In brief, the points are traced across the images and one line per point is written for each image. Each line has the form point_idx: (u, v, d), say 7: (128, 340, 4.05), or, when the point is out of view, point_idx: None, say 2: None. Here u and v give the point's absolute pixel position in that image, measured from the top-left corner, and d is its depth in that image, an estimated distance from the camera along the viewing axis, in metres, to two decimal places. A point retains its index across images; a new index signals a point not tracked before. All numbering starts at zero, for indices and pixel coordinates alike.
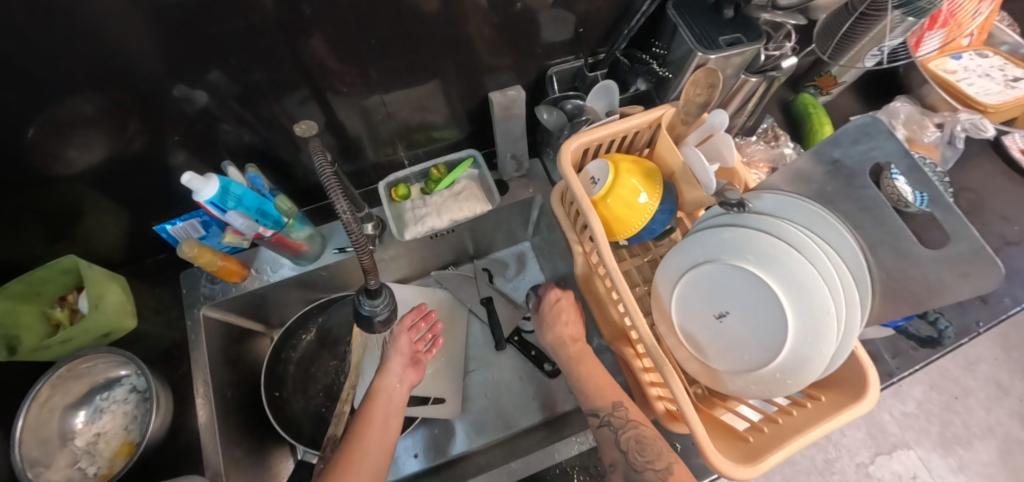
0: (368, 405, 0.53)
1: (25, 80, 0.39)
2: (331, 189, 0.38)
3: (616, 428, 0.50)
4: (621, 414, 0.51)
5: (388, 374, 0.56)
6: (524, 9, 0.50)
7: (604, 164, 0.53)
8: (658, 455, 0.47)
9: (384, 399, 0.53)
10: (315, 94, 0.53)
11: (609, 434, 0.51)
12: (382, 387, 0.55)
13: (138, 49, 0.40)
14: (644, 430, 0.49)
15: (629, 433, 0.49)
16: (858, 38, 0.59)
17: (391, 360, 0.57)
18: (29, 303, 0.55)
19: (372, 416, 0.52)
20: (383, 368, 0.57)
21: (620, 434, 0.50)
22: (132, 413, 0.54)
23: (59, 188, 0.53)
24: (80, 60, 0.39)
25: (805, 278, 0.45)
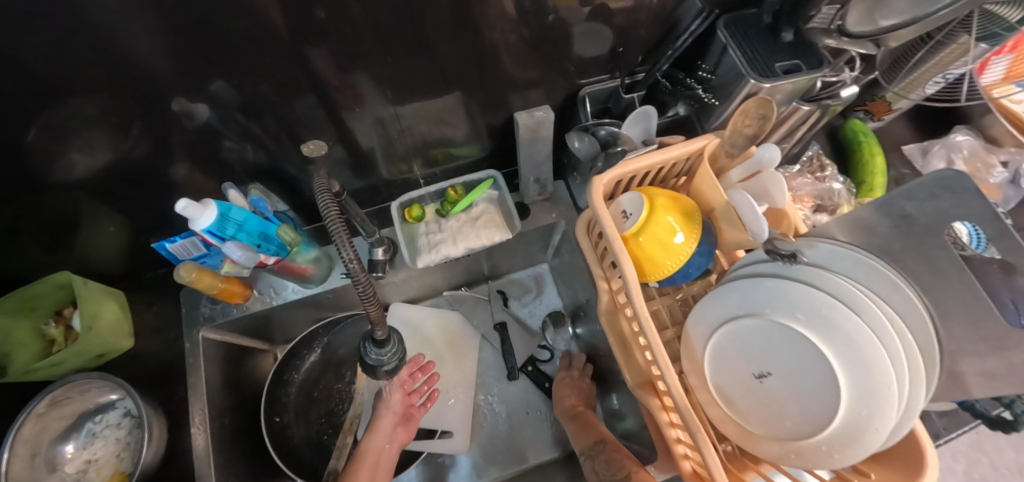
0: (355, 465, 0.53)
1: (10, 91, 0.36)
2: (332, 228, 0.33)
3: (591, 456, 0.53)
4: (600, 446, 0.53)
5: (378, 432, 0.56)
6: (557, 21, 0.45)
7: (638, 196, 0.47)
8: (622, 468, 0.48)
9: (371, 460, 0.54)
10: (324, 106, 0.49)
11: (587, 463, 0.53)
12: (371, 446, 0.55)
13: (131, 57, 0.36)
14: (615, 453, 0.51)
15: (601, 457, 0.51)
16: (926, 66, 0.54)
17: (381, 418, 0.57)
18: (23, 318, 0.53)
19: (359, 477, 0.52)
20: (372, 425, 0.57)
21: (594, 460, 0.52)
22: (125, 440, 0.52)
23: (54, 198, 0.49)
24: (67, 67, 0.35)
25: (863, 347, 0.40)
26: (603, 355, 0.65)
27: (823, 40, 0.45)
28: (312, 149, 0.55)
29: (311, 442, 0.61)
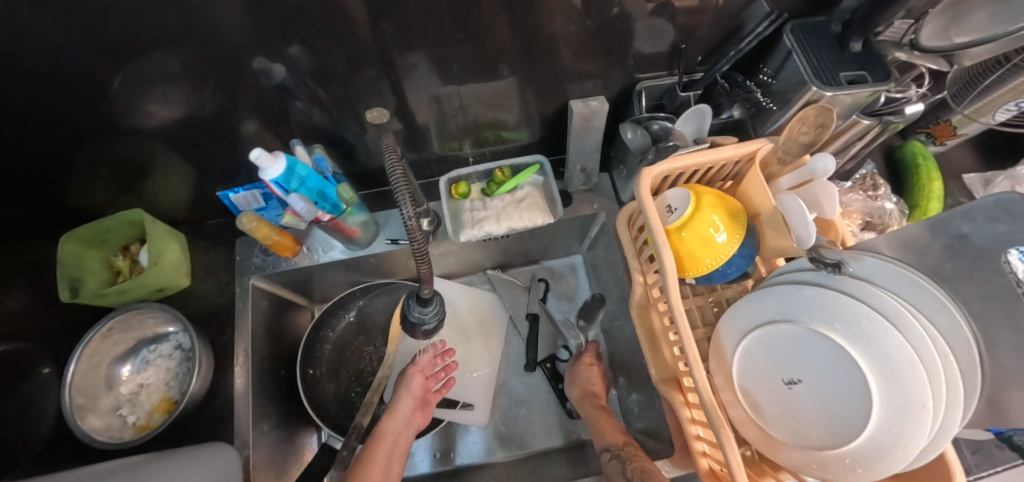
0: (373, 444, 0.53)
1: (111, 37, 0.39)
2: (398, 187, 0.35)
3: (622, 460, 0.49)
4: (630, 450, 0.50)
5: (398, 414, 0.56)
6: (621, 15, 0.46)
7: (685, 192, 0.47)
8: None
9: (389, 441, 0.54)
10: (388, 79, 0.51)
11: (616, 466, 0.49)
12: (389, 426, 0.55)
13: (219, 18, 0.39)
14: (650, 463, 0.47)
15: (636, 464, 0.47)
16: (997, 90, 0.52)
17: (402, 399, 0.57)
18: (96, 248, 0.58)
19: (377, 455, 0.52)
20: (392, 406, 0.57)
21: (626, 465, 0.48)
22: (174, 371, 0.56)
23: (135, 141, 0.54)
24: (161, 22, 0.38)
25: (901, 364, 0.39)
26: (628, 351, 0.66)
27: (893, 53, 0.45)
28: (375, 116, 0.57)
29: (341, 397, 0.64)
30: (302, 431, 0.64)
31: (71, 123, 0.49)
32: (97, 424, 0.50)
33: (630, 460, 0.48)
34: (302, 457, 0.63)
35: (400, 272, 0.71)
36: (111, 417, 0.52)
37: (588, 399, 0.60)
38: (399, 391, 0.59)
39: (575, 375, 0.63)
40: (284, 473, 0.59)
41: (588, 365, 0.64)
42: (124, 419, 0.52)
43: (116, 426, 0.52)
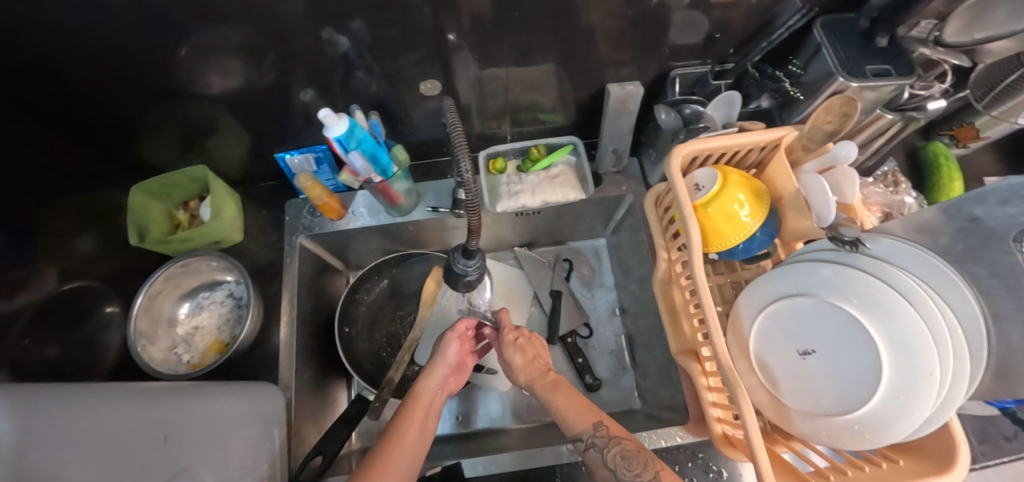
0: (411, 403, 0.53)
1: (192, 8, 0.44)
2: (459, 145, 0.39)
3: (600, 449, 0.47)
4: (604, 433, 0.47)
5: (436, 376, 0.57)
6: (659, 5, 0.50)
7: (713, 172, 0.51)
8: (645, 467, 0.44)
9: (428, 400, 0.54)
10: (438, 56, 0.55)
11: (596, 456, 0.47)
12: (427, 387, 0.56)
13: None
14: (630, 445, 0.46)
15: (614, 451, 0.46)
16: (1021, 91, 0.53)
17: (440, 362, 0.58)
18: (160, 201, 0.63)
19: (416, 414, 0.52)
20: (428, 369, 0.58)
21: (605, 454, 0.46)
22: (225, 316, 0.61)
23: (204, 105, 0.59)
24: None
25: (912, 333, 0.42)
26: (644, 328, 0.69)
27: (918, 48, 0.49)
28: (428, 88, 0.61)
29: (372, 355, 0.68)
30: (336, 384, 0.68)
31: (154, 84, 0.54)
32: (157, 357, 0.55)
33: (609, 447, 0.46)
34: (335, 408, 0.67)
35: (432, 243, 0.76)
36: (168, 354, 0.57)
37: (535, 381, 0.55)
38: (435, 357, 0.59)
39: (507, 355, 0.58)
40: (319, 421, 0.63)
41: (516, 343, 0.58)
42: (179, 357, 0.57)
43: (172, 361, 0.56)
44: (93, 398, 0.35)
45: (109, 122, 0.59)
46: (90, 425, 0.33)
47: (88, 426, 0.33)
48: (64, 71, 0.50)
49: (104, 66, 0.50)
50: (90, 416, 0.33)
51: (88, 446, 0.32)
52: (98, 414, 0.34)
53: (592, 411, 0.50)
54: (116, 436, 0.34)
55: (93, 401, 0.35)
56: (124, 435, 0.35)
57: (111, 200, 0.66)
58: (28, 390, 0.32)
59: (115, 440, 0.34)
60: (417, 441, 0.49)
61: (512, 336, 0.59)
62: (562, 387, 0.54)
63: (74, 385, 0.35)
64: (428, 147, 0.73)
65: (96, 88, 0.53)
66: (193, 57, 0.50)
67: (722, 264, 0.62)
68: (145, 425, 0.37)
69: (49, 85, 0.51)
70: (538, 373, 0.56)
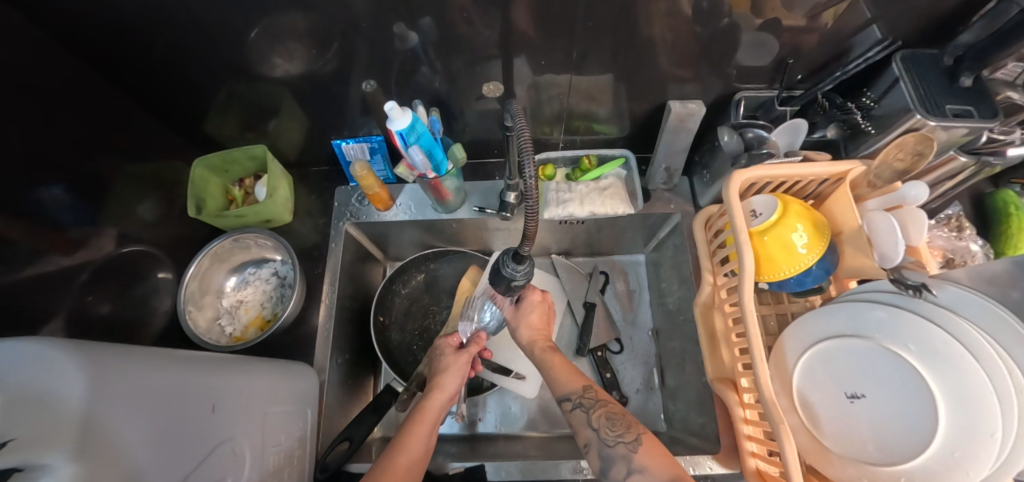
0: (417, 417, 0.51)
1: None
2: (526, 151, 0.39)
3: (586, 409, 0.50)
4: (591, 395, 0.51)
5: (445, 394, 0.54)
6: (730, 25, 0.49)
7: (772, 200, 0.49)
8: (628, 428, 0.46)
9: (433, 418, 0.52)
10: (502, 57, 0.55)
11: (581, 415, 0.50)
12: (434, 405, 0.53)
13: None
14: (613, 408, 0.49)
15: (598, 412, 0.49)
16: None
17: (451, 379, 0.55)
18: (218, 176, 0.66)
19: (420, 431, 0.49)
20: (439, 384, 0.55)
21: (591, 414, 0.49)
22: (269, 293, 0.63)
23: (269, 86, 0.61)
24: None
25: (973, 388, 0.40)
26: (677, 350, 0.68)
27: (1006, 92, 0.48)
28: (490, 89, 0.61)
29: (404, 347, 0.69)
30: (365, 372, 0.69)
31: (224, 60, 0.56)
32: (203, 327, 0.58)
33: (595, 408, 0.49)
34: (365, 395, 0.68)
35: (471, 243, 0.77)
36: (212, 324, 0.59)
37: (536, 342, 0.59)
38: (444, 370, 0.57)
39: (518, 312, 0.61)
40: (348, 407, 0.64)
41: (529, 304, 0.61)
42: (223, 328, 0.60)
43: (216, 332, 0.59)
44: (158, 364, 0.35)
45: (179, 94, 0.62)
46: (152, 390, 0.33)
47: (151, 387, 0.33)
48: (143, 41, 0.52)
49: (182, 39, 0.53)
50: (154, 380, 0.34)
51: (147, 412, 0.32)
52: (161, 376, 0.35)
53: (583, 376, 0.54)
54: (172, 399, 0.35)
55: (157, 362, 0.35)
56: (178, 400, 0.35)
57: (174, 170, 0.69)
58: (108, 351, 0.32)
59: (170, 403, 0.35)
60: (413, 461, 0.46)
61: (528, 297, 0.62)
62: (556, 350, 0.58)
63: (144, 352, 0.35)
64: (477, 147, 0.74)
65: (170, 60, 0.56)
66: (261, 40, 0.53)
67: (768, 294, 0.61)
68: (198, 394, 0.38)
69: (129, 52, 0.54)
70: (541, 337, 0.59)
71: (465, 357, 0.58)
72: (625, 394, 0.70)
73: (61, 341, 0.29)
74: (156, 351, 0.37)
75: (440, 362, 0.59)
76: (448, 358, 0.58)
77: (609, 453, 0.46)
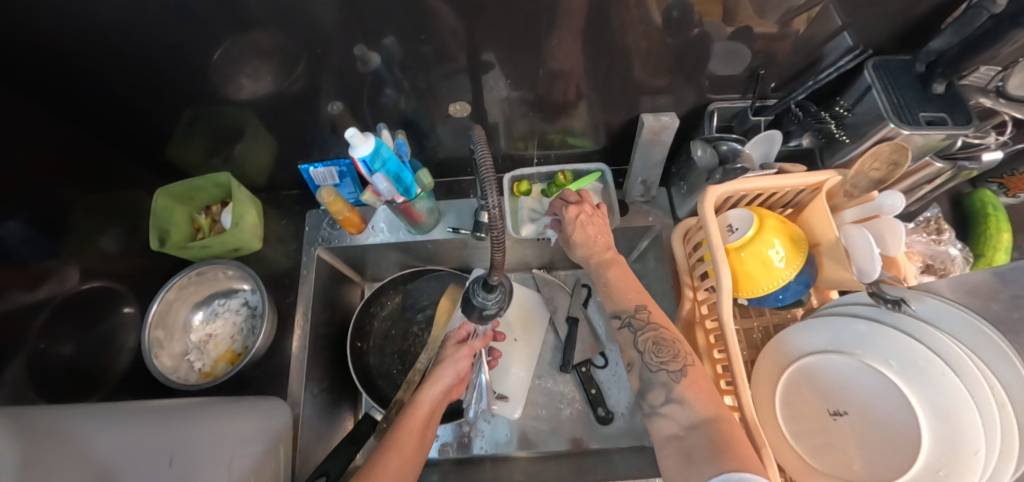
0: (410, 411, 0.50)
1: (215, 12, 0.44)
2: (486, 179, 0.37)
3: (635, 330, 0.46)
4: (643, 316, 0.46)
5: (437, 385, 0.53)
6: (700, 35, 0.48)
7: (748, 214, 0.48)
8: (676, 357, 0.43)
9: (427, 411, 0.50)
10: (470, 71, 0.53)
11: (628, 335, 0.47)
12: (427, 396, 0.51)
13: (321, 4, 0.43)
14: (666, 333, 0.45)
15: (647, 335, 0.45)
16: None
17: (444, 370, 0.53)
18: (184, 205, 0.64)
19: (413, 423, 0.48)
20: (433, 376, 0.53)
21: (638, 336, 0.46)
22: (239, 325, 0.61)
23: (233, 109, 0.59)
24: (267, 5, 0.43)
25: (952, 403, 0.39)
26: None
27: (977, 99, 0.46)
28: (457, 109, 0.60)
29: (383, 372, 0.67)
30: (344, 399, 0.67)
31: (183, 85, 0.54)
32: (168, 364, 0.56)
33: (644, 330, 0.46)
34: (344, 424, 0.66)
35: (450, 261, 0.75)
36: (179, 361, 0.58)
37: (595, 254, 0.52)
38: (440, 363, 0.55)
39: (568, 234, 0.54)
40: (326, 437, 0.62)
41: (577, 219, 0.53)
42: (191, 364, 0.58)
43: (184, 369, 0.57)
44: (101, 426, 0.37)
45: (140, 122, 0.60)
46: (95, 447, 0.35)
47: (95, 443, 0.35)
48: (98, 70, 0.50)
49: (137, 66, 0.50)
50: (96, 440, 0.35)
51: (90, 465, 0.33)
52: (104, 435, 0.36)
53: (641, 294, 0.48)
54: (122, 453, 0.36)
55: (97, 424, 0.37)
56: (129, 453, 0.37)
57: (136, 200, 0.67)
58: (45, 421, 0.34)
59: (119, 455, 0.36)
60: (409, 452, 0.45)
61: (574, 214, 0.53)
62: (616, 266, 0.52)
63: (83, 418, 0.37)
64: (451, 164, 0.73)
65: (128, 89, 0.54)
66: (225, 60, 0.50)
67: (750, 306, 0.60)
68: (150, 449, 0.39)
69: (83, 81, 0.52)
70: (600, 248, 0.53)
71: (464, 353, 0.56)
72: (610, 409, 0.70)
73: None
74: (92, 416, 0.38)
75: (443, 355, 0.58)
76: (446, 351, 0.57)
77: (651, 377, 0.43)
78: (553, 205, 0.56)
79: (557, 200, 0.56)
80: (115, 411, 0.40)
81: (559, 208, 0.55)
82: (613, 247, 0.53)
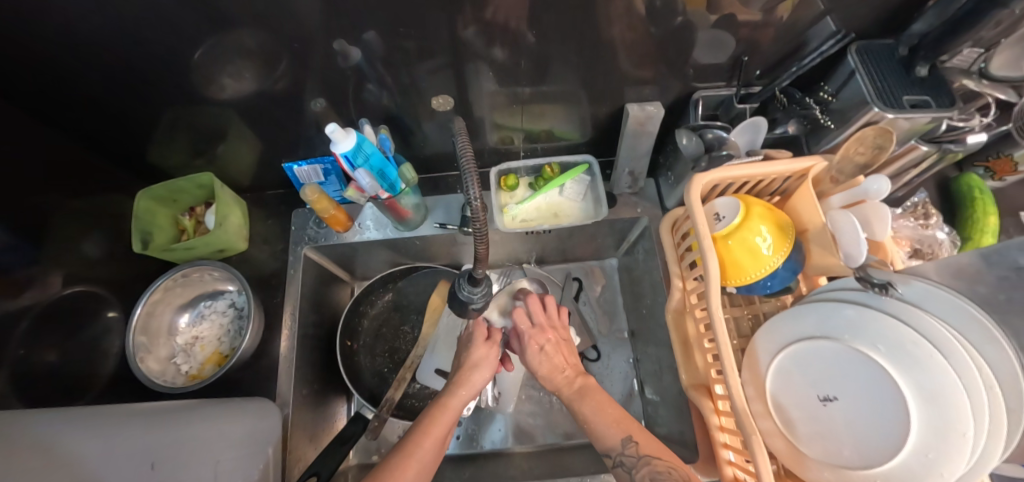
0: (433, 414, 0.48)
1: (191, 12, 0.43)
2: (468, 170, 0.36)
3: (629, 469, 0.44)
4: (633, 450, 0.45)
5: (469, 390, 0.50)
6: (684, 23, 0.47)
7: (735, 202, 0.48)
8: None
9: (452, 418, 0.48)
10: (453, 66, 0.53)
11: (623, 474, 0.45)
12: (455, 403, 0.49)
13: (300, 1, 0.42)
14: (659, 464, 0.43)
15: (642, 472, 0.43)
16: None
17: (478, 375, 0.51)
18: (166, 206, 0.63)
19: (436, 429, 0.46)
20: (464, 380, 0.51)
21: (635, 476, 0.44)
22: (226, 327, 0.61)
23: (215, 109, 0.58)
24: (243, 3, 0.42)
25: (939, 385, 0.39)
26: (654, 353, 0.67)
27: (961, 80, 0.47)
28: (440, 103, 0.59)
29: (374, 370, 0.67)
30: (336, 398, 0.67)
31: (163, 87, 0.53)
32: (154, 368, 0.56)
33: (637, 468, 0.44)
34: (335, 423, 0.66)
35: (440, 258, 0.75)
36: (166, 364, 0.57)
37: (562, 388, 0.54)
38: (470, 365, 0.52)
39: (529, 360, 0.57)
40: (317, 437, 0.62)
41: (542, 348, 0.56)
42: (177, 367, 0.58)
43: (170, 372, 0.57)
44: (98, 429, 0.40)
45: (120, 126, 0.58)
46: (81, 451, 0.37)
47: (85, 447, 0.38)
48: (77, 75, 0.49)
49: (116, 70, 0.49)
50: (87, 444, 0.38)
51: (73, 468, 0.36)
52: (96, 439, 0.39)
53: (625, 424, 0.48)
54: (111, 456, 0.39)
55: (96, 428, 0.40)
56: (117, 456, 0.39)
57: (118, 204, 0.66)
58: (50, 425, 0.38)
59: (107, 457, 0.38)
60: (427, 459, 0.44)
61: (538, 342, 0.57)
62: (590, 393, 0.52)
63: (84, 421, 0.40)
64: (438, 160, 0.72)
65: (110, 93, 0.53)
66: (206, 61, 0.49)
67: (739, 295, 0.60)
68: (138, 450, 0.40)
69: (62, 87, 0.51)
70: (567, 380, 0.55)
71: (492, 353, 0.54)
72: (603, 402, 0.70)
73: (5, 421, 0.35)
74: (93, 421, 0.41)
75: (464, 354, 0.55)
76: (476, 350, 0.53)
77: None
78: (517, 320, 0.59)
79: (519, 312, 0.60)
80: (124, 413, 0.43)
81: (523, 328, 0.58)
82: (580, 373, 0.55)
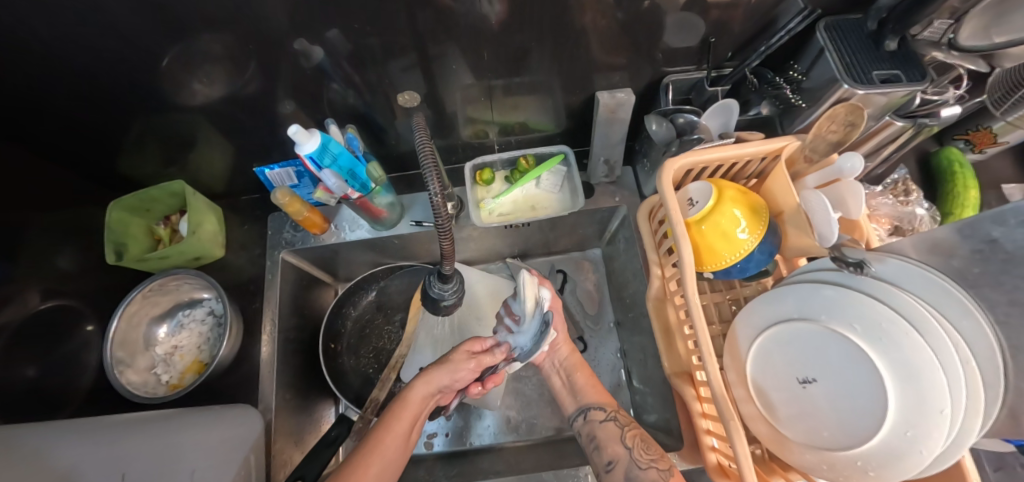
0: (393, 411, 0.48)
1: (147, 21, 0.42)
2: (426, 166, 0.36)
3: (620, 426, 0.52)
4: (623, 414, 0.54)
5: (431, 386, 0.49)
6: (652, 7, 0.46)
7: (707, 186, 0.47)
8: (660, 454, 0.48)
9: (414, 413, 0.48)
10: (421, 62, 0.52)
11: (614, 429, 0.52)
12: (417, 396, 0.49)
13: (257, 3, 0.41)
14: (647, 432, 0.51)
15: (632, 432, 0.51)
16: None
17: (442, 374, 0.50)
18: (140, 216, 0.63)
19: (394, 426, 0.46)
20: (426, 374, 0.50)
21: (625, 431, 0.51)
22: (206, 335, 0.61)
23: (184, 116, 0.57)
24: (198, 7, 0.41)
25: (919, 362, 0.38)
26: (640, 341, 0.67)
27: (930, 53, 0.46)
28: (407, 99, 0.58)
29: (359, 371, 0.67)
30: (323, 400, 0.67)
31: (127, 97, 0.52)
32: (134, 379, 0.56)
33: (628, 427, 0.52)
34: (322, 425, 0.66)
35: (423, 255, 0.75)
36: (146, 374, 0.57)
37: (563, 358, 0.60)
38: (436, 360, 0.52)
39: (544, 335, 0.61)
40: (304, 439, 0.62)
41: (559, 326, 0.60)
42: (158, 377, 0.58)
43: (151, 382, 0.57)
44: (110, 435, 0.45)
45: (85, 138, 0.57)
46: (86, 453, 0.42)
47: (91, 449, 0.43)
48: (39, 89, 0.48)
49: (79, 82, 0.49)
50: (91, 448, 0.43)
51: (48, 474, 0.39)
52: (103, 444, 0.44)
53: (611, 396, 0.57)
54: (102, 458, 0.43)
55: (109, 434, 0.45)
56: (105, 461, 0.42)
57: (91, 216, 0.65)
58: (77, 431, 0.44)
59: (101, 460, 0.42)
60: (393, 454, 0.44)
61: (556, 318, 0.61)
62: (582, 368, 0.60)
63: (102, 427, 0.46)
64: (415, 157, 0.72)
65: (76, 106, 0.52)
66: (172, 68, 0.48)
67: (720, 280, 0.60)
68: (118, 459, 0.43)
69: (25, 104, 0.49)
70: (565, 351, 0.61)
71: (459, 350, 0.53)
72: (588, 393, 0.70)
73: (49, 427, 0.43)
74: (101, 433, 0.45)
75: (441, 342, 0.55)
76: (455, 353, 0.52)
77: (639, 474, 0.47)
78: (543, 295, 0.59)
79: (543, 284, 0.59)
80: (103, 436, 0.44)
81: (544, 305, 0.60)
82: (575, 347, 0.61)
